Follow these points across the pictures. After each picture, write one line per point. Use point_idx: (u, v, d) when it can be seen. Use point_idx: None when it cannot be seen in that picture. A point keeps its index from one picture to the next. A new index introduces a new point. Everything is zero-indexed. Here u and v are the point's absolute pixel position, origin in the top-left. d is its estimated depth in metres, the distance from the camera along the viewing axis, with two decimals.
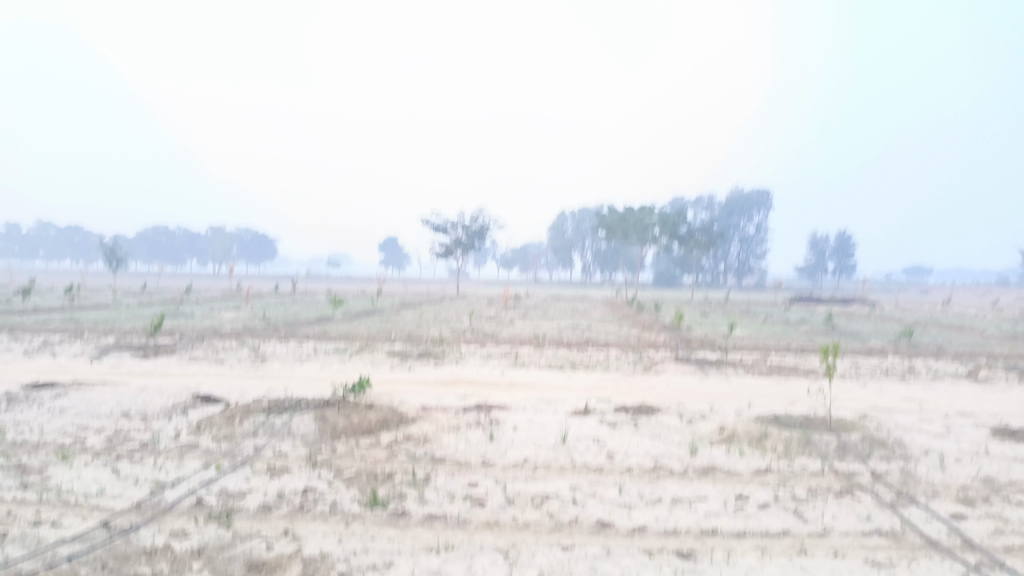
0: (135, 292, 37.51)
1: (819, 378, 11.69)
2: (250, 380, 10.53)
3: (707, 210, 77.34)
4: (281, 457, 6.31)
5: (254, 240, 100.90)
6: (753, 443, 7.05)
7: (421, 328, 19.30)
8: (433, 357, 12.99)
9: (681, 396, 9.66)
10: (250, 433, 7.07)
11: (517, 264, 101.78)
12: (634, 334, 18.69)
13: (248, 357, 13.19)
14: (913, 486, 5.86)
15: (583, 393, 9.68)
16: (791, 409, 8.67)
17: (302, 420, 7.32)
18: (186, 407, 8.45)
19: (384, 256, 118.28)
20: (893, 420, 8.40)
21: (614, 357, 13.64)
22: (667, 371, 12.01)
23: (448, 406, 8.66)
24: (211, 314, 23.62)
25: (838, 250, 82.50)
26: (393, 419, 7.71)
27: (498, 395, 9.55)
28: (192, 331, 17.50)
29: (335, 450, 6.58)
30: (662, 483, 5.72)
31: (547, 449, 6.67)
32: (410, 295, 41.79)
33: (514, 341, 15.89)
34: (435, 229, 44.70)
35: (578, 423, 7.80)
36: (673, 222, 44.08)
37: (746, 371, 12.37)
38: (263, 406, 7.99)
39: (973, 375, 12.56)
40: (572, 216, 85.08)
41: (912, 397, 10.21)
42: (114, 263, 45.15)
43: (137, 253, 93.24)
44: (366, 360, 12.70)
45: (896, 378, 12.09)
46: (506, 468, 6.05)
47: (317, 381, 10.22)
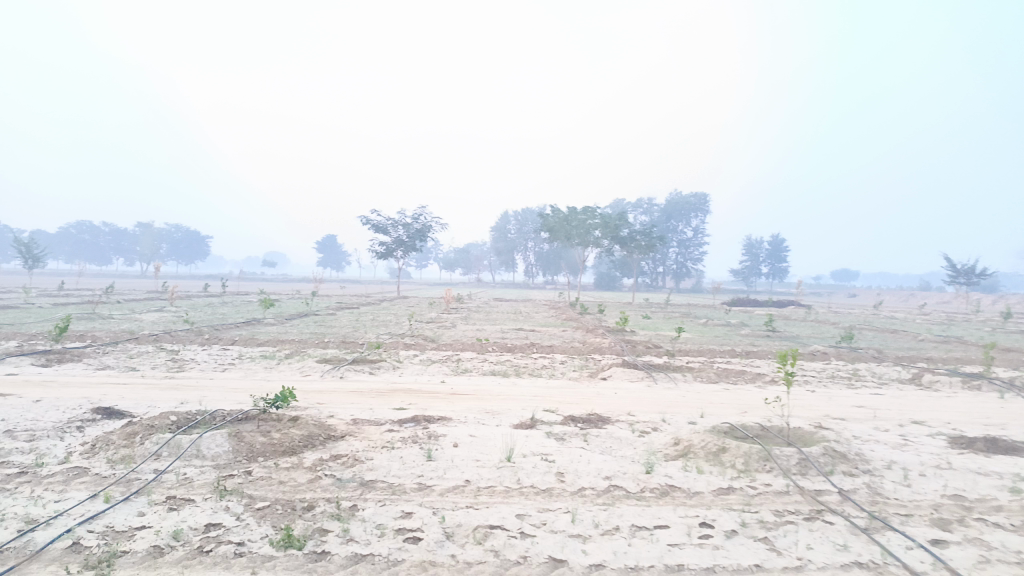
0: (51, 292, 35.22)
1: (768, 385, 11.40)
2: (162, 391, 9.52)
3: (647, 214, 78.09)
4: (183, 485, 5.47)
5: (185, 238, 97.08)
6: (710, 457, 6.58)
7: (358, 332, 18.40)
8: (367, 364, 12.17)
9: (630, 405, 9.16)
10: (151, 455, 6.19)
11: (459, 266, 100.76)
12: (578, 338, 18.24)
13: (164, 365, 12.13)
14: (885, 506, 5.46)
15: (527, 403, 9.07)
16: (745, 419, 8.26)
17: (213, 439, 6.50)
18: (83, 423, 7.49)
19: (322, 256, 115.75)
20: (850, 430, 8.08)
21: (558, 363, 13.09)
22: (614, 377, 11.52)
23: (381, 420, 7.93)
24: (130, 316, 22.12)
25: (772, 255, 84.55)
26: (319, 436, 6.97)
27: (437, 405, 8.85)
28: (105, 335, 16.19)
29: (248, 475, 5.79)
30: (619, 509, 5.17)
31: (489, 468, 6.04)
32: (348, 297, 40.70)
33: (454, 346, 15.19)
34: (374, 228, 43.55)
35: (523, 437, 7.18)
36: (614, 224, 44.13)
37: (694, 376, 11.99)
38: (171, 422, 7.10)
39: (918, 381, 12.48)
40: (514, 218, 84.72)
41: (863, 404, 9.97)
42: (29, 261, 42.31)
43: (58, 251, 88.74)
44: (294, 368, 11.79)
45: (844, 384, 11.91)
46: (444, 494, 5.38)
47: (237, 393, 9.30)
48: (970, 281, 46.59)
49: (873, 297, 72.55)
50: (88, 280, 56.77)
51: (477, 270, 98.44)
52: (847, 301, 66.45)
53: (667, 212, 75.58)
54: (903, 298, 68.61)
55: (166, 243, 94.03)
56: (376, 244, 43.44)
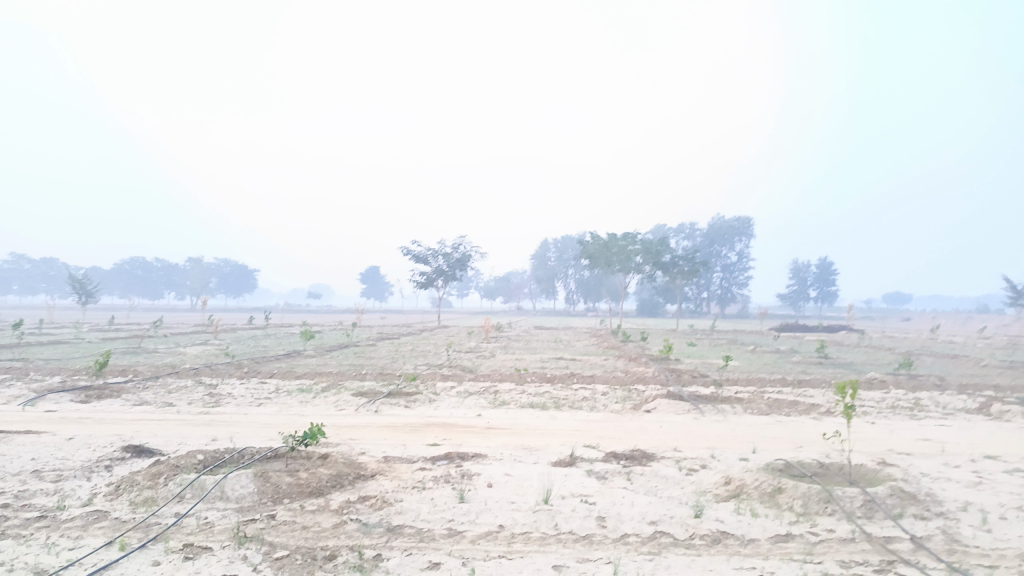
0: (102, 327, 36.01)
1: (823, 416, 10.75)
2: (195, 427, 9.37)
3: (689, 239, 77.12)
4: (203, 531, 5.21)
5: (233, 272, 99.31)
6: (765, 500, 6.08)
7: (396, 363, 18.19)
8: (403, 397, 11.90)
9: (676, 440, 8.67)
10: (173, 497, 5.96)
11: (499, 295, 100.65)
12: (620, 367, 17.71)
13: (201, 399, 12.04)
14: (965, 556, 4.90)
15: (567, 438, 8.66)
16: (801, 455, 7.70)
17: (238, 480, 6.25)
18: (111, 463, 7.32)
19: (366, 287, 117.09)
20: (918, 466, 7.45)
21: (599, 394, 12.63)
22: (659, 410, 10.99)
23: (414, 457, 7.60)
24: (175, 350, 22.34)
25: (820, 278, 82.54)
26: (348, 475, 6.67)
27: (473, 441, 8.49)
28: (147, 369, 16.28)
29: (271, 519, 5.50)
30: (667, 559, 4.73)
31: (525, 512, 5.65)
32: (389, 328, 40.67)
33: (492, 377, 14.83)
34: (415, 258, 43.74)
35: (562, 477, 6.77)
36: (656, 250, 43.55)
37: (744, 408, 11.40)
38: (197, 461, 6.88)
39: (987, 410, 11.67)
40: (554, 246, 84.53)
41: (929, 436, 9.28)
42: (83, 297, 43.45)
43: (112, 287, 91.49)
44: (329, 402, 11.57)
45: (906, 414, 11.18)
46: (476, 542, 5.01)
47: (269, 429, 9.08)
48: None
49: (928, 321, 70.05)
50: (139, 315, 58.10)
51: (518, 299, 98.26)
52: (901, 325, 64.23)
53: (709, 237, 74.54)
54: (959, 321, 66.07)
55: (214, 276, 96.28)
56: (417, 275, 43.59)
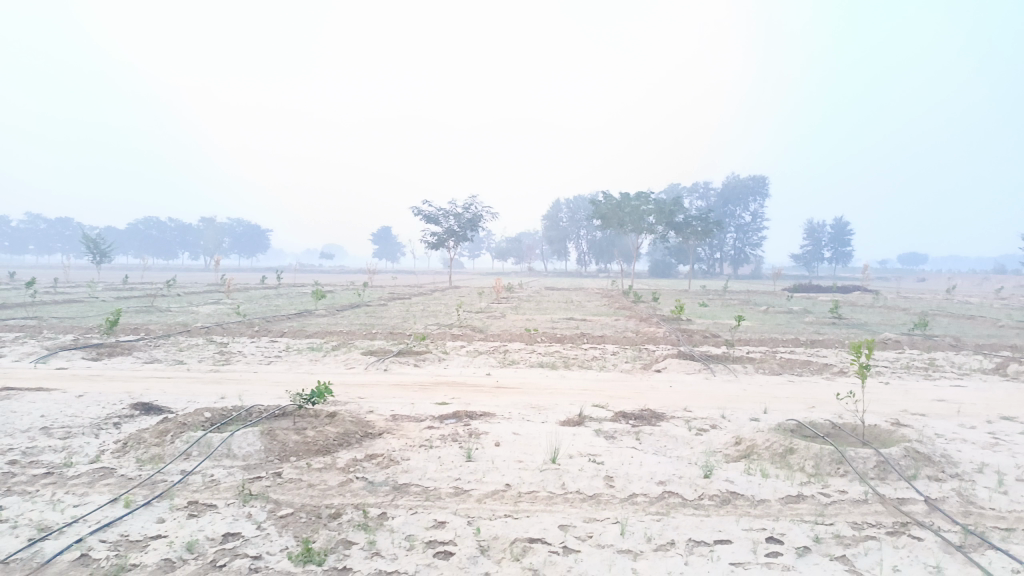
0: (116, 286, 36.24)
1: (837, 377, 10.62)
2: (204, 385, 9.37)
3: (703, 199, 76.28)
4: (208, 489, 5.19)
5: (246, 232, 99.51)
6: (776, 460, 6.00)
7: (406, 323, 18.16)
8: (412, 356, 11.87)
9: (686, 400, 8.58)
10: (180, 455, 5.96)
11: (511, 255, 100.37)
12: (631, 327, 17.60)
13: (211, 358, 12.06)
14: (981, 518, 4.79)
15: (576, 397, 8.59)
16: (813, 416, 7.60)
17: (244, 437, 6.22)
18: (119, 420, 7.33)
19: (377, 248, 117.23)
20: (933, 427, 7.33)
21: (610, 354, 12.56)
22: (669, 369, 10.90)
23: (422, 416, 7.55)
24: (187, 309, 22.44)
25: (834, 238, 81.68)
26: (355, 433, 6.64)
27: (481, 400, 8.44)
28: (159, 328, 16.35)
29: (277, 477, 5.47)
30: (675, 520, 4.66)
31: (532, 471, 5.58)
32: (399, 288, 40.69)
33: (502, 336, 14.78)
34: (426, 218, 43.55)
35: (571, 436, 6.71)
36: (669, 210, 43.08)
37: (756, 368, 11.28)
38: (204, 418, 6.86)
39: (1003, 371, 11.49)
40: (566, 206, 83.93)
41: (944, 397, 9.15)
42: (97, 257, 43.65)
43: (126, 247, 92.02)
44: (339, 360, 11.56)
45: (921, 375, 11.03)
46: (482, 501, 4.95)
47: (278, 387, 9.06)
48: None
49: (944, 281, 69.39)
50: (153, 275, 58.42)
51: (530, 259, 98.07)
52: (916, 285, 63.71)
53: (723, 197, 73.71)
54: (975, 281, 65.40)
55: (227, 237, 96.55)
56: (428, 235, 43.45)
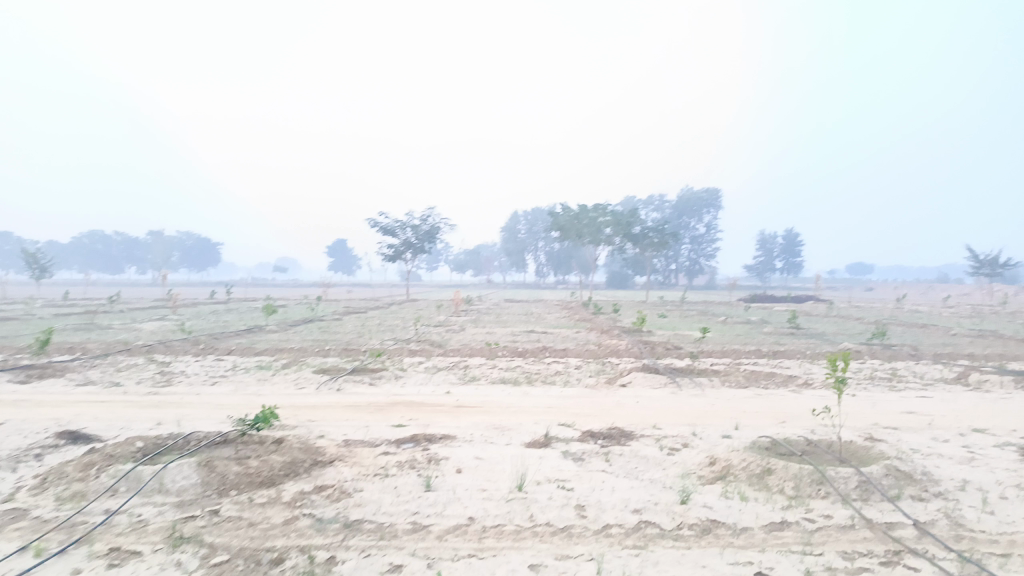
0: (57, 302, 34.62)
1: (803, 389, 10.45)
2: (140, 410, 8.69)
3: (658, 211, 77.01)
4: (135, 531, 4.63)
5: (196, 246, 96.91)
6: (753, 482, 5.68)
7: (362, 338, 17.53)
8: (367, 374, 11.31)
9: (655, 417, 8.25)
10: (106, 491, 5.35)
11: (469, 268, 99.55)
12: (593, 340, 17.30)
13: (151, 379, 11.32)
14: (974, 543, 4.52)
15: (540, 416, 8.18)
16: (787, 432, 7.33)
17: (179, 469, 5.65)
18: (42, 451, 6.66)
19: (334, 260, 115.46)
20: (907, 442, 7.13)
21: (573, 368, 12.19)
22: (634, 384, 10.57)
23: (377, 440, 7.04)
24: (130, 326, 21.37)
25: (786, 249, 83.25)
26: (304, 462, 6.12)
27: (441, 421, 7.96)
28: (95, 347, 15.41)
29: (214, 515, 4.92)
30: (656, 554, 4.28)
31: (497, 502, 5.14)
32: (355, 302, 39.88)
33: (462, 351, 14.31)
34: (383, 230, 42.83)
35: (536, 460, 6.29)
36: (626, 221, 43.11)
37: (722, 381, 11.04)
38: (135, 449, 6.24)
39: (965, 381, 11.47)
40: (524, 218, 83.90)
41: (912, 409, 9.01)
42: (37, 271, 41.69)
43: (69, 261, 88.78)
44: (289, 380, 10.95)
45: (886, 386, 10.93)
46: (444, 538, 4.50)
47: (221, 411, 8.45)
48: (994, 272, 45.25)
49: (891, 291, 71.01)
50: (96, 290, 56.17)
51: (488, 272, 97.68)
52: (865, 295, 65.29)
53: (678, 209, 74.53)
54: (922, 290, 67.35)
55: (177, 251, 93.90)
56: (385, 247, 42.69)
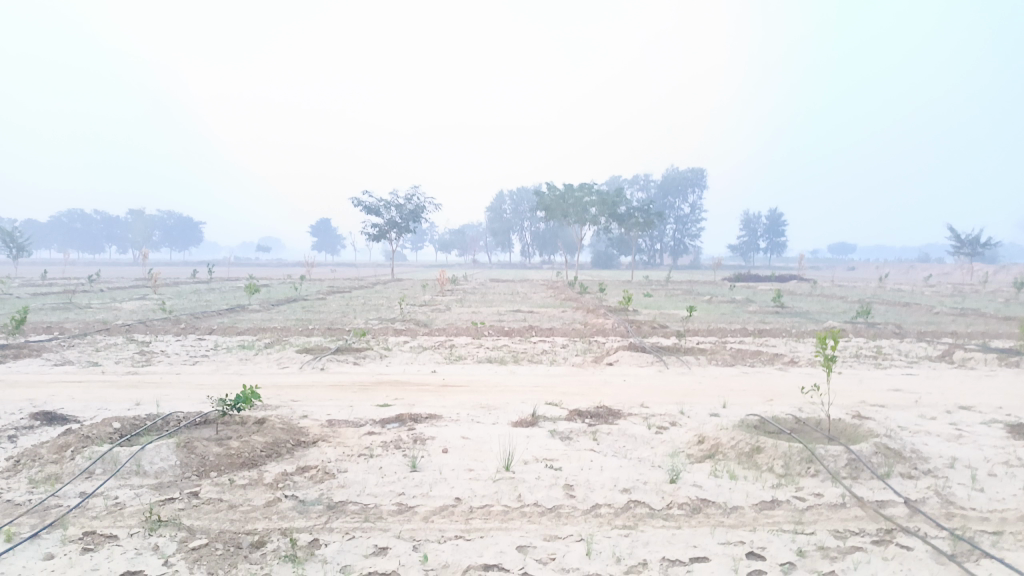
0: (35, 281, 34.05)
1: (790, 367, 10.43)
2: (119, 390, 8.50)
3: (644, 190, 76.92)
4: (110, 515, 4.48)
5: (177, 225, 95.67)
6: (743, 461, 5.62)
7: (346, 318, 17.36)
8: (352, 353, 11.16)
9: (642, 395, 8.18)
10: (81, 473, 5.19)
11: (454, 248, 99.13)
12: (579, 319, 17.23)
13: (130, 358, 11.10)
14: (966, 521, 4.48)
15: (527, 395, 8.09)
16: (775, 409, 7.29)
17: (157, 451, 5.50)
18: (16, 431, 6.47)
19: (317, 240, 114.60)
20: (895, 420, 7.11)
21: (559, 347, 12.10)
22: (621, 363, 10.50)
23: (361, 420, 6.92)
24: (109, 305, 21.04)
25: (770, 229, 83.57)
26: (287, 443, 5.99)
27: (426, 401, 7.84)
28: (73, 327, 15.13)
29: (193, 498, 4.79)
30: (646, 534, 4.21)
31: (484, 482, 5.04)
32: (339, 281, 39.51)
33: (447, 330, 14.18)
34: (367, 209, 42.46)
35: (524, 439, 6.20)
36: (611, 201, 42.96)
37: (709, 359, 10.99)
38: (112, 430, 6.07)
39: (949, 358, 11.51)
40: (509, 197, 83.55)
41: (898, 386, 9.02)
42: (14, 250, 40.92)
43: (47, 240, 87.44)
44: (272, 359, 10.78)
45: (872, 363, 10.94)
46: (430, 520, 4.40)
47: (201, 391, 8.28)
48: (975, 251, 45.61)
49: (872, 270, 71.58)
50: (75, 269, 55.37)
51: (473, 252, 97.33)
52: (848, 274, 65.77)
53: (663, 188, 74.48)
54: (904, 270, 67.90)
55: (158, 230, 92.75)
56: (369, 226, 42.33)
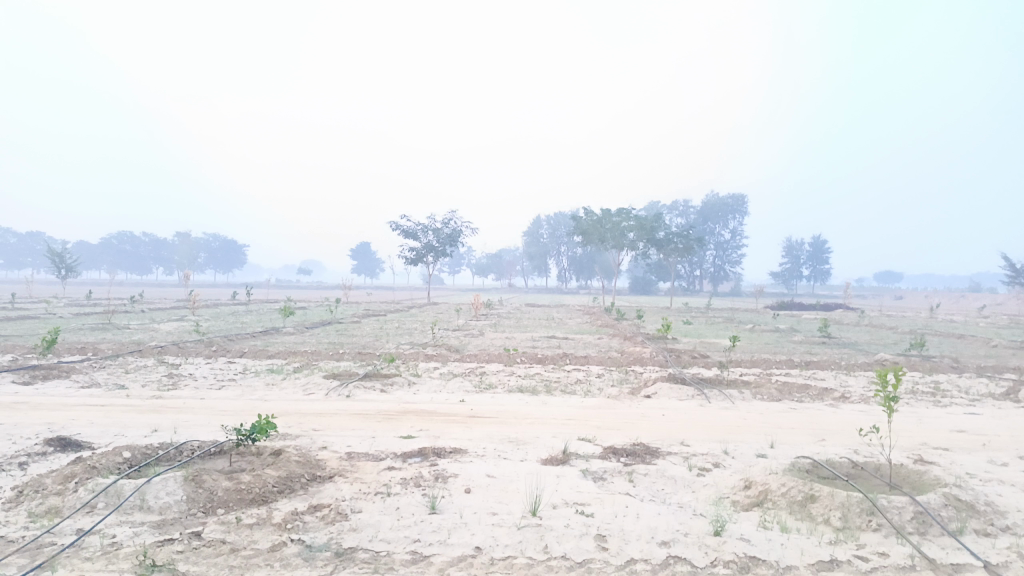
0: (81, 301, 34.75)
1: (840, 403, 9.78)
2: (138, 415, 8.28)
3: (683, 216, 76.05)
4: (104, 556, 4.16)
5: (222, 247, 97.58)
6: (796, 511, 5.09)
7: (377, 342, 17.13)
8: (380, 379, 10.84)
9: (682, 432, 7.66)
10: (81, 507, 4.90)
11: (492, 272, 98.99)
12: (615, 347, 16.72)
13: (157, 382, 10.94)
14: None
15: (559, 429, 7.63)
16: (828, 451, 6.72)
17: (163, 485, 5.19)
18: (27, 458, 6.25)
19: (357, 262, 115.74)
20: (964, 466, 6.47)
21: (594, 376, 11.60)
22: (659, 395, 9.99)
23: (382, 453, 6.54)
24: (146, 327, 21.14)
25: (813, 256, 81.76)
26: (302, 478, 5.65)
27: (452, 433, 7.44)
28: (107, 347, 15.12)
29: (195, 539, 4.45)
30: None
31: (508, 529, 4.61)
32: (375, 304, 39.54)
33: (479, 357, 13.83)
34: (404, 233, 42.59)
35: (553, 479, 5.75)
36: (650, 226, 42.37)
37: (753, 393, 10.38)
38: (121, 461, 5.80)
39: (1015, 396, 10.71)
40: (547, 222, 83.45)
41: (962, 426, 8.33)
42: (62, 271, 41.86)
43: (97, 260, 89.83)
44: (297, 385, 10.50)
45: (931, 400, 10.20)
46: (446, 574, 3.98)
47: (222, 418, 8.01)
48: None
49: (921, 300, 69.24)
50: (121, 290, 56.55)
51: (510, 276, 97.27)
52: (895, 303, 63.82)
53: (703, 214, 73.56)
54: (954, 299, 65.67)
55: (202, 252, 94.64)
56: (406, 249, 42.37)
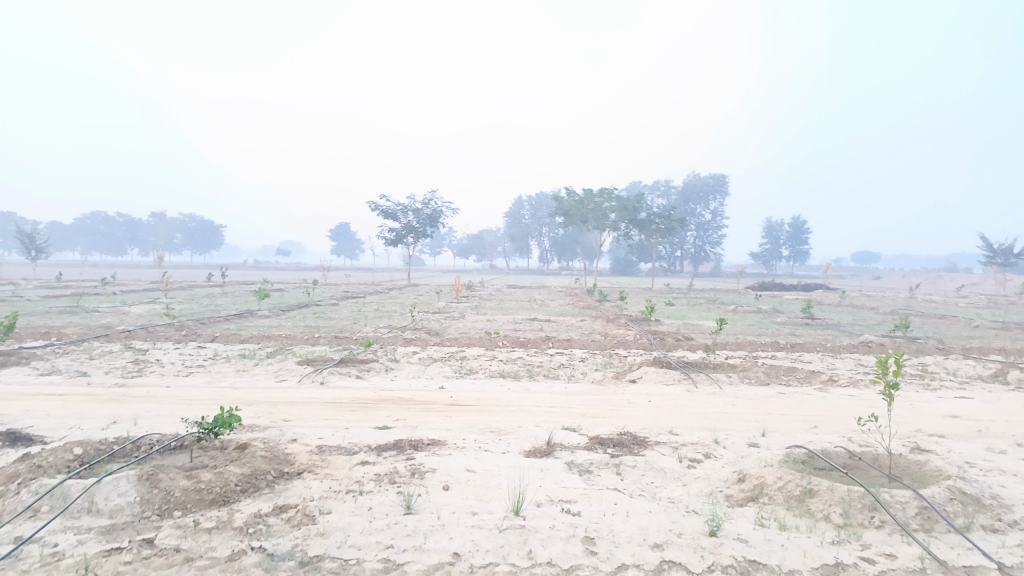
0: (52, 283, 33.84)
1: (830, 387, 9.54)
2: (97, 405, 7.82)
3: (664, 197, 75.82)
4: (42, 568, 3.76)
5: (198, 228, 95.91)
6: (796, 507, 4.80)
7: (355, 325, 16.67)
8: (356, 365, 10.43)
9: (671, 420, 7.35)
10: (22, 511, 4.48)
11: (473, 253, 98.24)
12: (598, 329, 16.39)
13: (122, 368, 10.44)
14: None
15: (543, 418, 7.28)
16: (823, 440, 6.45)
17: (114, 485, 4.78)
18: None
19: (336, 243, 114.46)
20: (962, 454, 6.23)
21: (577, 361, 11.26)
22: (645, 380, 9.69)
23: (355, 447, 6.16)
24: (116, 310, 20.51)
25: (794, 236, 81.98)
26: (267, 475, 5.25)
27: (431, 423, 7.07)
28: (73, 332, 14.51)
29: (146, 546, 4.06)
30: None
31: (489, 532, 4.26)
32: (354, 286, 38.83)
33: (459, 340, 13.45)
34: (384, 213, 41.91)
35: (537, 473, 5.41)
36: (631, 207, 42.00)
37: (740, 377, 10.11)
38: (70, 459, 5.36)
39: (1004, 379, 10.53)
40: (528, 203, 82.89)
41: (955, 412, 8.10)
42: (33, 252, 40.74)
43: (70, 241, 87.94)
44: (269, 371, 10.07)
45: (921, 384, 9.98)
46: None
47: (186, 408, 7.58)
48: (1008, 260, 44.04)
49: (901, 279, 69.66)
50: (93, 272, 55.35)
51: (491, 256, 96.55)
52: (874, 284, 64.27)
53: (684, 194, 73.40)
54: (932, 279, 66.08)
55: (179, 233, 93.04)
56: (385, 230, 41.72)
